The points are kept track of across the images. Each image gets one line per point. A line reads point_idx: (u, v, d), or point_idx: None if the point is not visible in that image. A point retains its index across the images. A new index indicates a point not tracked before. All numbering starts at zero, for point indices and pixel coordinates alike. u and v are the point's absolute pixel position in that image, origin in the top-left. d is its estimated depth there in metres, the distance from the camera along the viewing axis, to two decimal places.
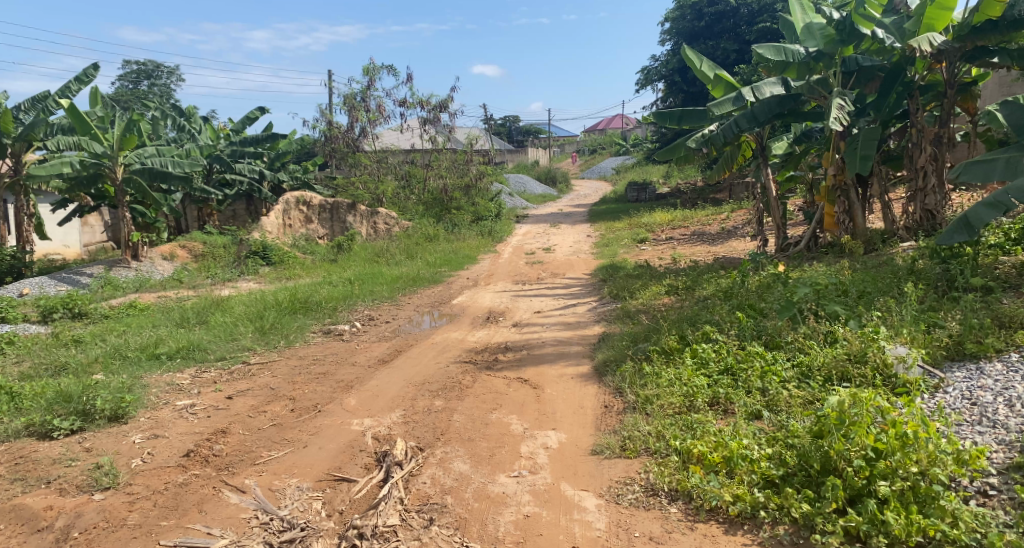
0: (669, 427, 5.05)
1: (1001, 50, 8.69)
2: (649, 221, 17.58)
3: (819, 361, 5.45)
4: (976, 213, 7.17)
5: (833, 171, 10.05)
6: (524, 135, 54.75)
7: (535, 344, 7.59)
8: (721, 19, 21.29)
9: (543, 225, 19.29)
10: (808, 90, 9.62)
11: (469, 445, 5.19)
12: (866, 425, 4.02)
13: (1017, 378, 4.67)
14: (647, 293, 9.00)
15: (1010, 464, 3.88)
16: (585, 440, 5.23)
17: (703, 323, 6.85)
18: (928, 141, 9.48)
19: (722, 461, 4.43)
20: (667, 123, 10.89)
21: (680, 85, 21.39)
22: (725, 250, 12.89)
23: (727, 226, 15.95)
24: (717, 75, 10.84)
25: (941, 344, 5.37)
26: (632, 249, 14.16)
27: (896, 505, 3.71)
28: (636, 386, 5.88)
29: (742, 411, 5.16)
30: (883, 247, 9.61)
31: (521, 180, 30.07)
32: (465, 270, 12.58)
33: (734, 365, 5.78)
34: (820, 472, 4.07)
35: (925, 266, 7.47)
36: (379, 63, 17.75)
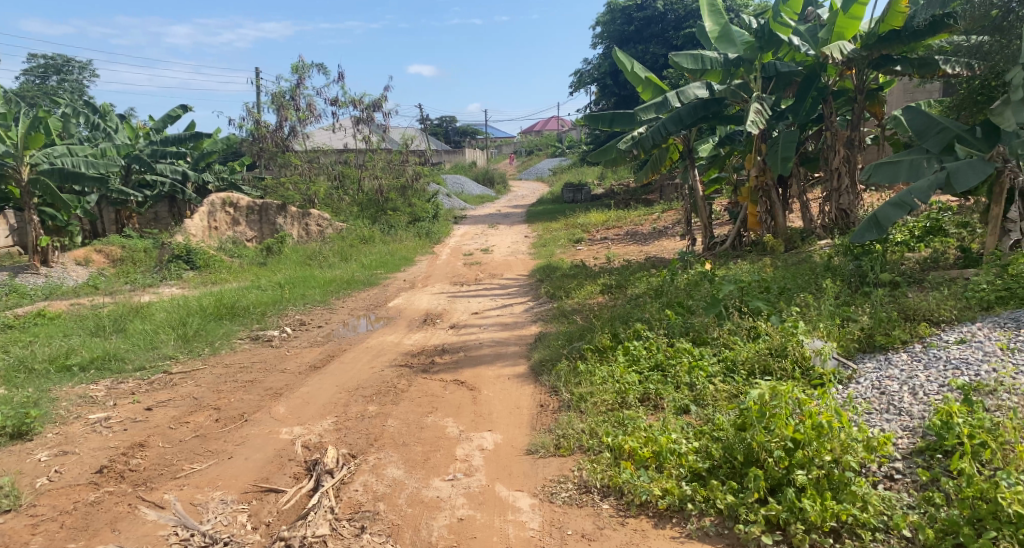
0: (602, 424, 5.15)
1: (903, 58, 9.18)
2: (585, 222, 17.81)
3: (742, 355, 5.65)
4: (884, 213, 7.54)
5: (756, 172, 10.41)
6: (461, 135, 54.69)
7: (472, 345, 7.58)
8: (649, 25, 21.80)
9: (481, 226, 19.29)
10: (731, 94, 9.96)
11: (404, 450, 5.14)
12: (785, 417, 4.19)
13: (920, 366, 4.94)
14: (582, 293, 9.12)
15: (914, 448, 4.07)
16: (520, 440, 5.26)
17: (635, 321, 7.01)
18: (841, 144, 9.96)
19: (652, 456, 4.55)
20: (600, 126, 11.08)
21: (612, 88, 21.82)
22: (657, 250, 13.21)
23: (659, 225, 16.35)
24: (646, 78, 11.06)
25: (854, 337, 5.66)
26: (568, 249, 14.34)
27: (811, 492, 3.87)
28: (571, 384, 5.97)
29: (671, 406, 5.30)
30: (802, 245, 10.09)
31: (459, 180, 29.99)
32: (401, 272, 12.45)
33: (664, 361, 5.93)
34: (743, 463, 4.22)
35: (840, 263, 7.86)
36: (309, 62, 17.34)
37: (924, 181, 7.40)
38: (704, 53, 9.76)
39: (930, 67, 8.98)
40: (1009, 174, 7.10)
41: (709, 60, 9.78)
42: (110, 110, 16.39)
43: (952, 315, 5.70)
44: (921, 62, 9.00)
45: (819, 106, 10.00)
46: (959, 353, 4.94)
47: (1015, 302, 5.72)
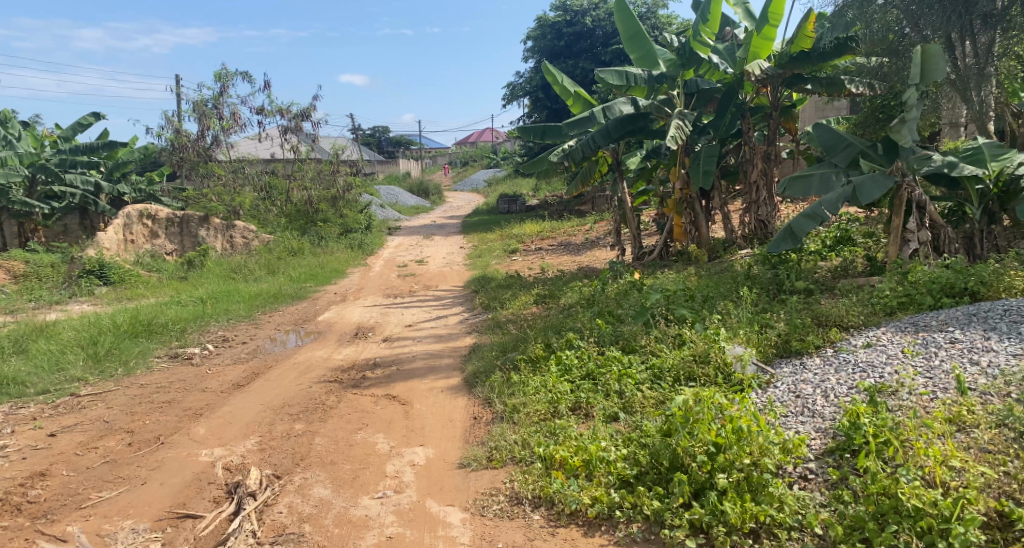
0: (534, 435, 5.18)
1: (813, 77, 9.56)
2: (520, 233, 17.91)
3: (668, 363, 5.79)
4: (798, 224, 7.91)
5: (680, 186, 10.75)
6: (394, 146, 54.23)
7: (405, 359, 7.49)
8: (578, 40, 22.25)
9: (416, 237, 19.14)
10: (656, 109, 10.20)
11: (332, 468, 5.02)
12: (707, 422, 4.31)
13: (832, 370, 5.18)
14: (517, 303, 9.17)
15: (825, 449, 4.23)
16: (453, 454, 5.23)
17: (567, 331, 7.10)
18: (759, 157, 10.40)
19: (582, 464, 4.61)
20: (531, 138, 11.20)
21: (544, 101, 22.15)
22: (589, 260, 13.44)
23: (591, 236, 16.63)
24: (576, 91, 11.24)
25: (771, 343, 5.91)
26: (503, 259, 14.39)
27: (732, 495, 3.98)
28: (503, 395, 5.98)
29: (601, 414, 5.38)
30: (724, 255, 10.49)
31: (392, 191, 29.68)
32: (332, 284, 12.20)
33: (595, 370, 6.02)
34: (668, 469, 4.32)
35: (759, 272, 8.21)
36: (232, 69, 16.83)
37: (833, 194, 7.80)
38: (628, 69, 9.93)
39: (836, 86, 9.27)
40: (907, 189, 7.52)
41: (633, 75, 9.90)
42: (11, 117, 15.42)
43: (859, 320, 6.03)
44: (829, 81, 9.37)
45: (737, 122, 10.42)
46: (866, 357, 5.21)
47: (914, 307, 6.13)
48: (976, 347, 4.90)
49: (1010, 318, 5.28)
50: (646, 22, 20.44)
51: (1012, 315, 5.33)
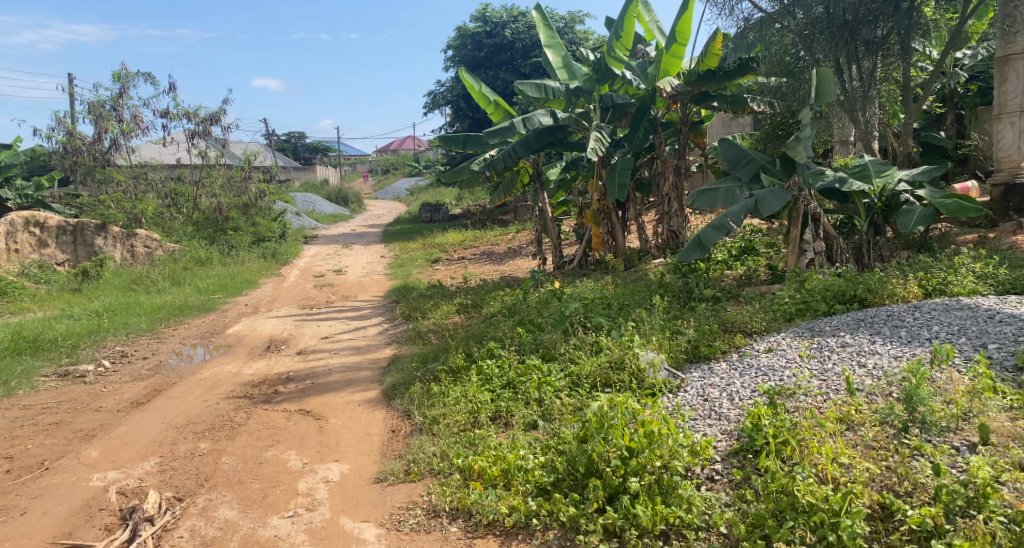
0: (452, 446, 5.16)
1: (719, 95, 10.07)
2: (442, 242, 17.84)
3: (586, 370, 5.90)
4: (707, 235, 8.23)
5: (597, 197, 11.03)
6: (311, 153, 52.90)
7: (320, 372, 7.29)
8: (498, 52, 22.42)
9: (334, 246, 18.70)
10: (574, 122, 10.43)
11: (240, 488, 4.82)
12: (621, 427, 4.42)
13: (737, 374, 5.42)
14: (438, 313, 9.12)
15: (730, 450, 4.42)
16: (369, 468, 5.13)
17: (488, 340, 7.13)
18: (670, 171, 10.80)
19: (500, 474, 4.63)
20: (452, 147, 11.19)
21: (465, 111, 22.20)
22: (511, 269, 13.54)
23: (513, 245, 16.76)
24: (496, 101, 11.32)
25: (682, 349, 6.12)
26: (425, 269, 14.29)
27: (644, 498, 4.08)
28: (423, 406, 5.92)
29: (520, 423, 5.42)
30: (639, 264, 10.83)
31: (310, 199, 28.91)
32: (243, 295, 11.76)
33: (515, 379, 6.07)
34: (584, 475, 4.40)
35: (671, 280, 8.51)
36: (133, 70, 15.98)
37: (738, 206, 8.16)
38: (547, 82, 10.11)
39: (741, 104, 9.92)
40: (803, 202, 8.06)
41: (551, 89, 10.15)
42: None
43: (762, 326, 6.36)
44: (733, 100, 9.91)
45: (650, 136, 10.78)
46: (767, 361, 5.49)
47: (810, 314, 6.52)
48: (863, 350, 5.25)
49: (892, 323, 5.69)
50: (564, 36, 20.87)
51: (894, 320, 5.74)
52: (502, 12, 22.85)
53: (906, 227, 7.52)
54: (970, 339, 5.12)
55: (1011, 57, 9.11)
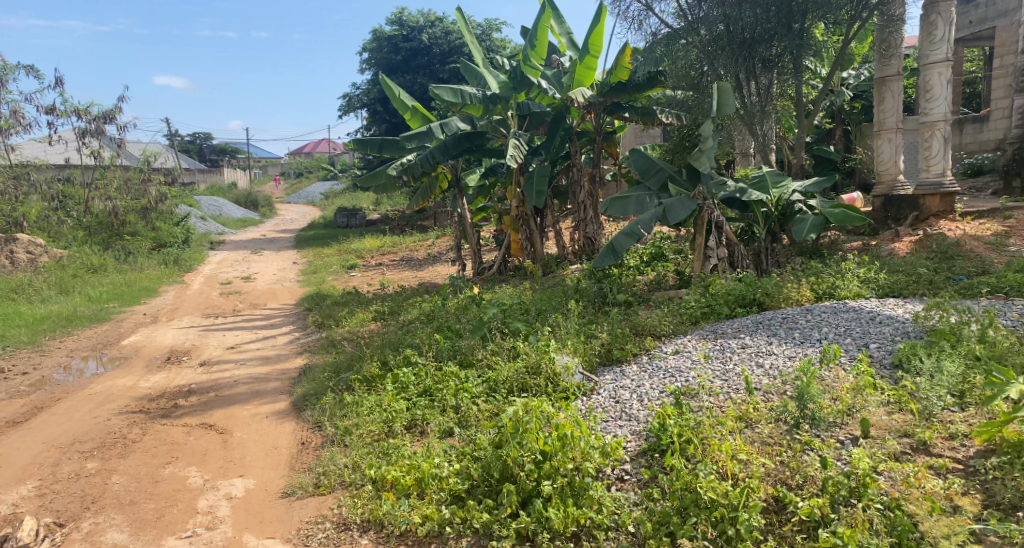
0: (365, 456, 5.06)
1: (630, 107, 10.41)
2: (358, 247, 17.49)
3: (503, 375, 5.93)
4: (619, 241, 8.44)
5: (515, 204, 11.19)
6: (218, 155, 50.76)
7: (225, 384, 6.98)
8: (416, 56, 22.26)
9: (242, 252, 17.99)
10: (492, 129, 10.51)
11: (131, 509, 4.57)
12: (535, 431, 4.46)
13: (647, 376, 5.58)
14: (354, 320, 8.93)
15: (639, 450, 4.55)
16: (276, 483, 4.96)
17: (405, 347, 7.04)
18: (585, 179, 11.06)
19: (414, 483, 4.57)
20: (368, 151, 11.00)
21: (382, 114, 21.89)
22: (430, 275, 13.44)
23: (432, 251, 16.64)
24: (413, 106, 11.25)
25: (595, 352, 6.24)
26: (341, 275, 13.98)
27: (556, 501, 4.13)
28: (335, 417, 5.79)
29: (436, 430, 5.39)
30: (557, 270, 11.00)
31: (216, 202, 27.71)
32: (140, 304, 11.14)
33: (432, 386, 6.02)
34: (498, 481, 4.42)
35: (586, 285, 8.68)
36: (13, 62, 14.88)
37: (649, 214, 8.41)
38: (464, 88, 10.00)
39: (650, 116, 10.28)
40: (708, 211, 8.43)
41: (469, 95, 10.06)
42: None
43: (671, 329, 6.59)
44: (643, 111, 10.27)
45: (566, 145, 11.00)
46: (674, 363, 5.69)
47: (715, 317, 6.81)
48: (761, 351, 5.53)
49: (787, 325, 6.03)
50: (481, 43, 20.95)
51: (789, 322, 6.08)
52: (419, 16, 22.70)
53: (800, 235, 8.01)
54: (855, 339, 5.48)
55: (887, 78, 9.93)
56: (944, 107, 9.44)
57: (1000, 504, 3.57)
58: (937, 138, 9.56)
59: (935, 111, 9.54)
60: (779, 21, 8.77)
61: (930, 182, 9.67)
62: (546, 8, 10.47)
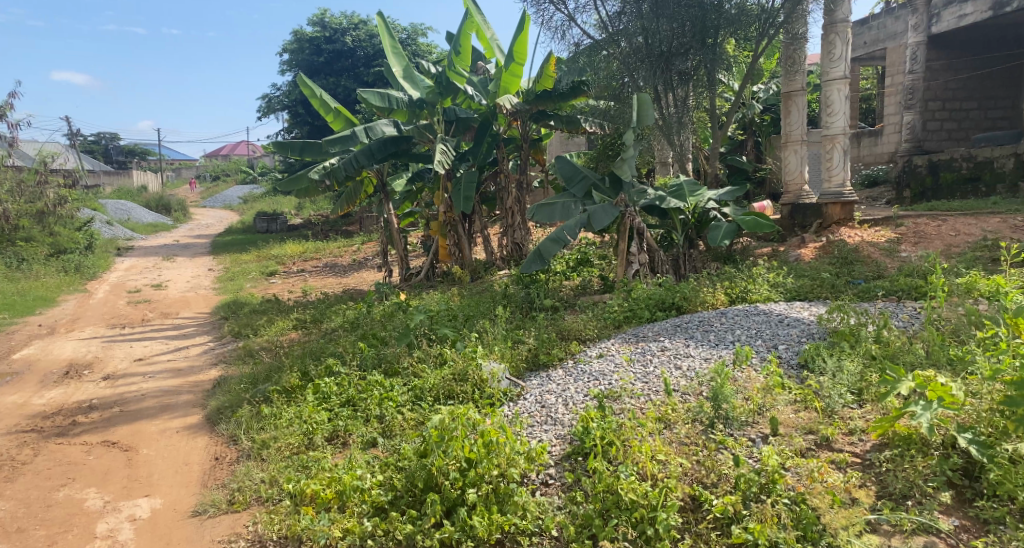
0: (284, 470, 4.90)
1: (555, 115, 10.64)
2: (279, 253, 16.99)
3: (429, 383, 5.87)
4: (546, 247, 8.50)
5: (443, 209, 11.11)
6: (127, 156, 48.27)
7: (131, 399, 6.63)
8: (339, 58, 21.88)
9: (153, 258, 17.16)
10: (418, 133, 10.43)
11: (19, 538, 4.28)
12: (461, 438, 4.43)
13: (572, 380, 5.65)
14: (273, 329, 8.66)
15: (564, 454, 4.59)
16: (186, 501, 4.74)
17: (326, 356, 6.88)
18: (512, 185, 11.17)
19: (335, 496, 4.46)
20: (288, 153, 10.67)
21: (304, 117, 21.38)
22: (355, 282, 13.19)
23: (357, 257, 16.35)
24: (336, 109, 11.00)
25: (522, 358, 6.27)
26: (260, 282, 13.53)
27: (480, 509, 4.12)
28: (251, 430, 5.57)
29: (358, 441, 5.28)
30: (485, 275, 11.04)
31: (124, 206, 26.32)
32: (37, 315, 10.44)
33: (355, 396, 5.90)
34: (422, 491, 4.37)
35: (514, 291, 8.73)
36: None
37: (574, 220, 8.51)
38: (391, 92, 9.91)
39: (575, 125, 10.54)
40: (630, 217, 8.64)
41: (395, 99, 9.95)
42: None
43: (596, 333, 6.70)
44: (568, 120, 10.51)
45: (493, 151, 11.03)
46: (598, 366, 5.78)
47: (638, 321, 6.98)
48: (680, 353, 5.70)
49: (703, 327, 6.24)
50: (406, 47, 20.81)
51: (705, 325, 6.30)
52: (342, 18, 22.34)
53: (714, 241, 8.31)
54: (765, 341, 5.73)
55: (792, 93, 10.43)
56: (844, 121, 10.02)
57: (892, 494, 3.78)
58: (837, 151, 10.11)
59: (836, 124, 10.10)
60: (694, 36, 9.09)
61: (832, 192, 10.20)
62: (469, 15, 10.48)
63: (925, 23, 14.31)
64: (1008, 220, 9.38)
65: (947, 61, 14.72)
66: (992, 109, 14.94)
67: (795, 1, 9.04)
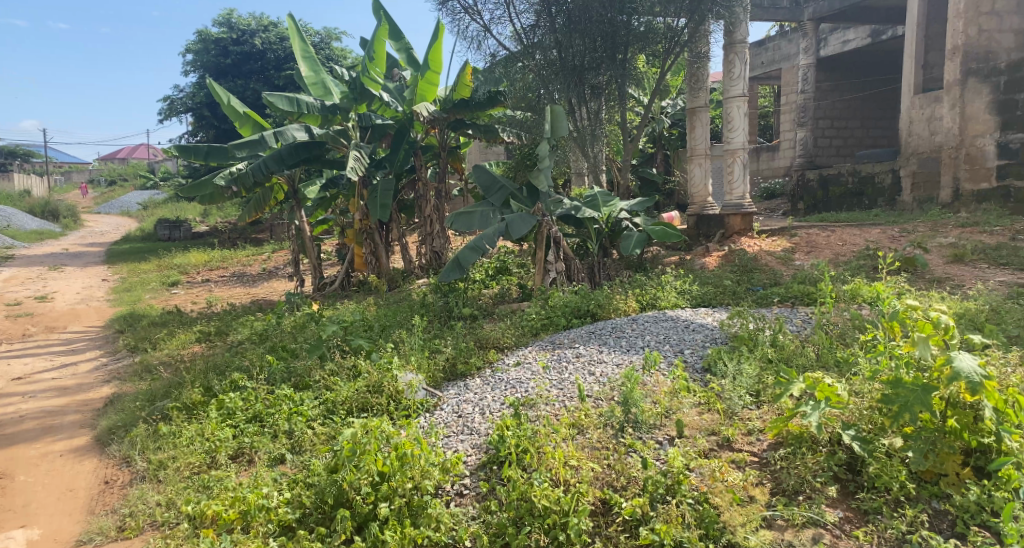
0: (182, 492, 4.67)
1: (473, 124, 10.59)
2: (181, 262, 16.19)
3: (342, 396, 5.73)
4: (464, 255, 8.48)
5: (359, 217, 10.95)
6: (9, 158, 44.76)
7: (8, 421, 6.14)
8: (248, 60, 21.18)
9: (39, 268, 15.97)
10: (331, 139, 10.21)
11: None
12: (373, 452, 4.35)
13: (488, 389, 5.66)
14: (173, 343, 8.24)
15: (479, 464, 4.59)
16: (68, 531, 4.45)
17: (232, 371, 6.61)
18: (430, 194, 11.12)
19: (239, 516, 4.27)
20: (192, 157, 10.22)
21: (210, 120, 20.54)
22: (265, 292, 12.76)
23: (267, 266, 15.81)
24: (245, 113, 10.64)
25: (440, 368, 6.23)
26: (160, 293, 12.86)
27: (393, 523, 4.06)
28: (147, 451, 5.27)
29: (265, 458, 5.09)
30: (403, 284, 10.93)
31: (5, 212, 24.37)
32: None
33: (262, 411, 5.70)
34: (332, 507, 4.26)
35: (431, 300, 8.67)
36: None
37: (492, 229, 8.54)
38: (300, 97, 9.66)
39: (493, 134, 10.53)
40: (547, 226, 8.78)
41: (305, 103, 9.70)
42: None
43: (512, 341, 6.75)
44: (485, 129, 10.49)
45: (411, 159, 10.95)
46: (515, 374, 5.82)
47: (555, 328, 7.08)
48: (593, 359, 5.83)
49: (616, 334, 6.41)
50: (319, 51, 20.40)
51: (617, 331, 6.47)
52: (250, 19, 21.63)
53: (627, 249, 8.58)
54: (672, 346, 5.94)
55: (696, 109, 10.93)
56: (743, 137, 10.55)
57: (785, 491, 4.00)
58: (738, 165, 10.65)
59: (737, 140, 10.64)
60: (606, 51, 9.34)
61: (734, 204, 10.79)
62: (383, 22, 10.39)
63: (815, 47, 15.11)
64: (888, 230, 10.15)
65: (836, 82, 16.22)
66: (874, 128, 16.14)
67: (698, 22, 9.37)
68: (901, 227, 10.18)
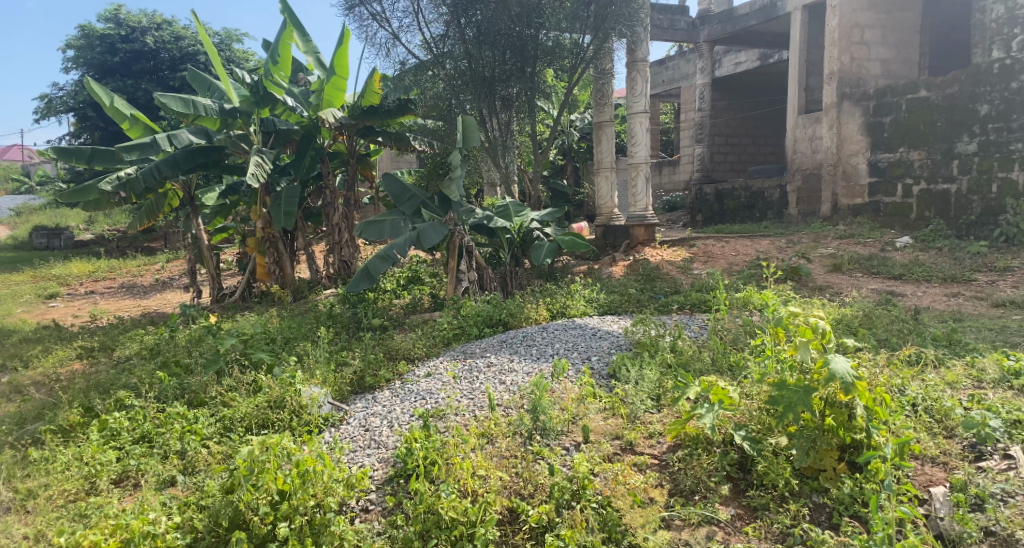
0: (55, 521, 4.32)
1: (383, 131, 10.49)
2: (62, 273, 15.04)
3: (241, 412, 5.48)
4: (373, 265, 8.32)
5: (262, 225, 10.40)
6: None
7: None
8: (138, 59, 20.02)
9: None
10: (231, 143, 9.70)
11: None
12: (273, 470, 4.19)
13: (397, 401, 5.57)
14: (50, 360, 7.64)
15: (385, 478, 4.51)
16: None
17: (117, 389, 6.19)
18: (337, 202, 10.87)
19: (121, 545, 3.99)
20: (73, 160, 9.55)
21: (95, 121, 19.26)
22: (157, 304, 12.05)
23: (161, 277, 14.96)
24: (132, 114, 10.05)
25: (347, 381, 6.08)
26: (37, 307, 11.90)
27: (293, 543, 3.91)
28: (15, 478, 4.85)
29: (152, 481, 4.79)
30: (309, 295, 10.62)
31: None
32: None
33: (152, 431, 5.38)
34: (227, 529, 4.07)
35: (338, 311, 8.46)
36: None
37: (403, 238, 8.41)
38: (195, 98, 9.18)
39: (404, 142, 10.48)
40: (458, 236, 8.75)
41: (202, 106, 9.19)
42: None
43: (422, 351, 6.68)
44: (396, 136, 10.42)
45: (317, 165, 10.69)
46: (425, 386, 5.76)
47: (466, 338, 7.06)
48: (504, 369, 5.85)
49: (526, 342, 6.47)
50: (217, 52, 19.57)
51: (527, 340, 6.53)
52: (141, 16, 20.49)
53: (537, 259, 8.72)
54: (580, 353, 6.05)
55: (602, 123, 11.25)
56: (645, 151, 10.95)
57: (682, 491, 4.16)
58: (641, 178, 11.04)
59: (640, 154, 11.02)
60: (515, 63, 9.50)
61: (637, 215, 11.16)
62: (287, 24, 10.10)
63: (710, 68, 15.90)
64: (777, 241, 10.79)
65: (729, 102, 17.28)
66: (764, 145, 17.15)
67: (601, 39, 9.62)
68: (789, 239, 10.84)
